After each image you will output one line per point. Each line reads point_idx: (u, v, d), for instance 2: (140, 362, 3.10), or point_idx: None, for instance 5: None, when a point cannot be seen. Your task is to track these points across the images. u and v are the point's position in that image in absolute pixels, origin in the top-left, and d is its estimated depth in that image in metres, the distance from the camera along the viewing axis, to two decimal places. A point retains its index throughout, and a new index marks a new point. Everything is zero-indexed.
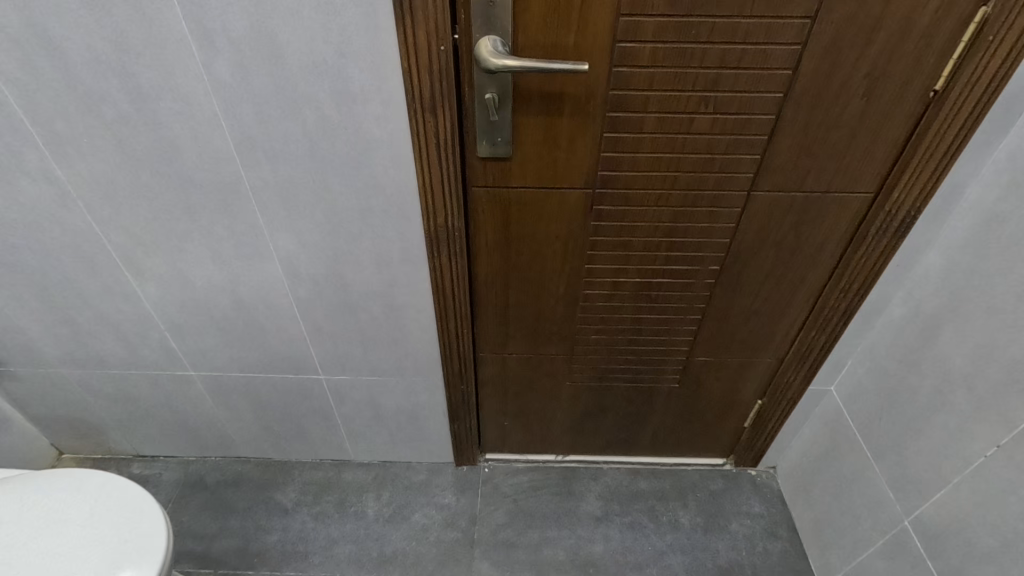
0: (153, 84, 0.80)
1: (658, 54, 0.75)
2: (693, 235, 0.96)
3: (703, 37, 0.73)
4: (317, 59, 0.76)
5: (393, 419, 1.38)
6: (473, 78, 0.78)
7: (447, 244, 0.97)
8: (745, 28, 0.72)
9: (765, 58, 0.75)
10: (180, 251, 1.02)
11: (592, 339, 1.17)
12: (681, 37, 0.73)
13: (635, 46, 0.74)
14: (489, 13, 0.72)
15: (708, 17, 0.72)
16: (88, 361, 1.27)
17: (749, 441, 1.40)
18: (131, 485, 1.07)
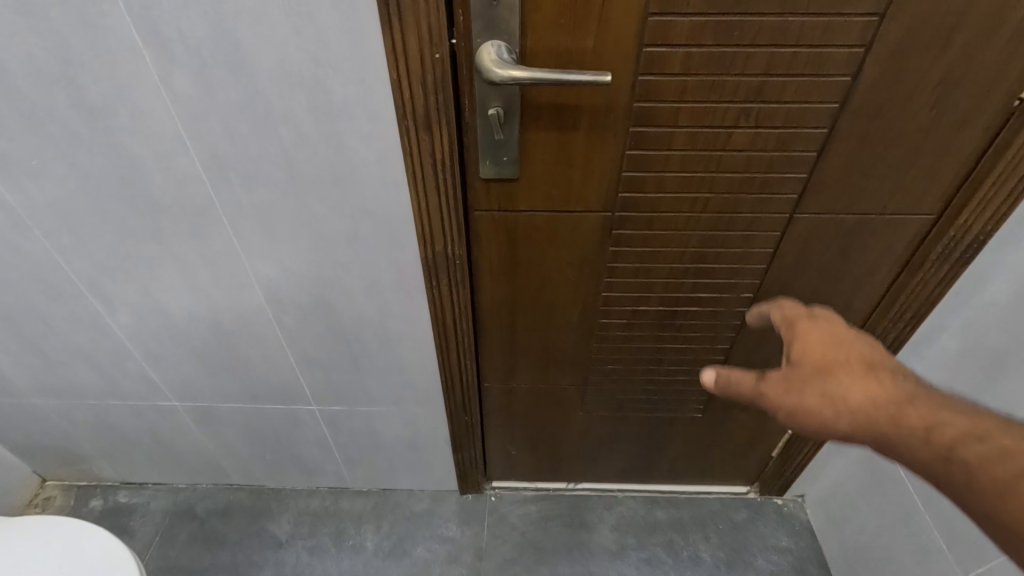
0: (104, 99, 0.69)
1: (694, 59, 0.63)
2: (725, 261, 0.85)
3: (746, 40, 0.62)
4: (291, 69, 0.65)
5: (393, 448, 1.28)
6: (475, 91, 0.66)
7: (447, 272, 0.86)
8: (800, 27, 0.60)
9: (821, 62, 0.63)
10: (152, 279, 0.92)
11: (609, 369, 1.06)
12: (720, 42, 0.62)
13: (665, 51, 0.63)
14: (491, 14, 0.60)
15: (755, 15, 0.60)
16: (63, 391, 1.18)
17: (775, 470, 1.30)
18: (91, 529, 0.97)
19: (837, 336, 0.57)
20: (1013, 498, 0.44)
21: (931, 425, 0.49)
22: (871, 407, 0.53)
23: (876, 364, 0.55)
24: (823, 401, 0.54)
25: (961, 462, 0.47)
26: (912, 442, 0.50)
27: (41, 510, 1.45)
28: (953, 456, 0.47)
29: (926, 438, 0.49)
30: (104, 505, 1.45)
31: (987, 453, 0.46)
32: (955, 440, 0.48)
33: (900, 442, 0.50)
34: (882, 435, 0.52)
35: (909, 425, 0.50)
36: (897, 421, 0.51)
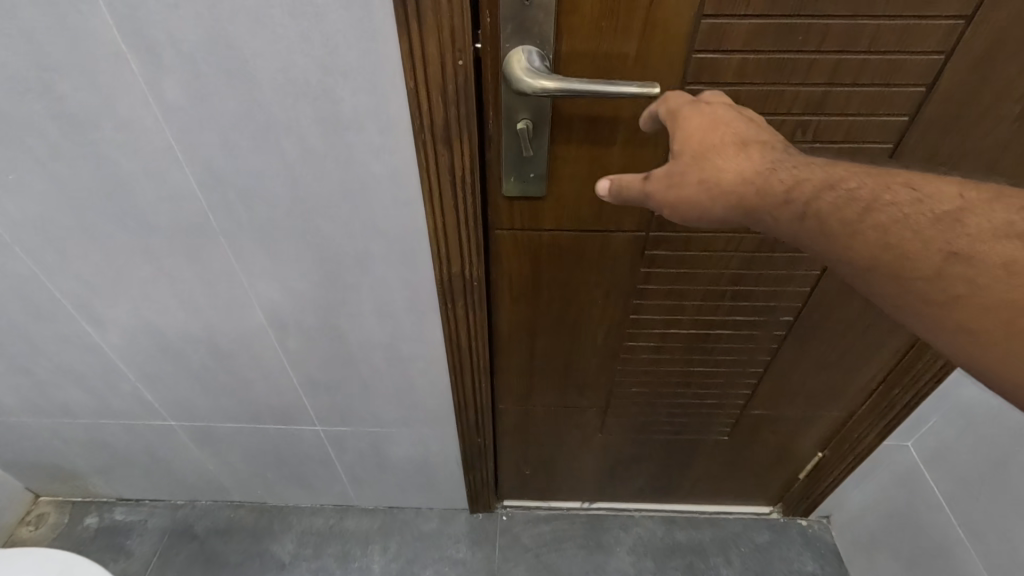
0: (87, 108, 0.61)
1: (750, 66, 0.56)
2: (766, 282, 0.79)
3: (811, 45, 0.54)
4: (295, 77, 0.58)
5: (401, 468, 1.22)
6: (501, 101, 0.59)
7: (463, 294, 0.79)
8: (873, 32, 0.53)
9: (892, 71, 0.56)
10: (144, 299, 0.85)
11: (632, 392, 1.00)
12: (781, 48, 0.55)
13: (718, 58, 0.55)
14: (523, 15, 0.53)
15: (824, 17, 0.53)
16: (54, 410, 1.11)
17: (801, 492, 1.24)
18: (84, 563, 0.92)
19: (712, 117, 0.51)
20: (860, 233, 0.45)
21: (795, 187, 0.47)
22: (744, 183, 0.49)
23: (745, 137, 0.50)
24: (702, 189, 0.50)
25: (817, 213, 0.47)
26: (775, 208, 0.48)
27: (34, 528, 1.39)
28: (814, 215, 0.47)
29: (789, 202, 0.47)
30: (99, 523, 1.39)
31: (839, 200, 0.46)
32: (812, 195, 0.47)
33: (768, 212, 0.49)
34: (752, 210, 0.49)
35: (774, 192, 0.48)
36: (764, 190, 0.48)
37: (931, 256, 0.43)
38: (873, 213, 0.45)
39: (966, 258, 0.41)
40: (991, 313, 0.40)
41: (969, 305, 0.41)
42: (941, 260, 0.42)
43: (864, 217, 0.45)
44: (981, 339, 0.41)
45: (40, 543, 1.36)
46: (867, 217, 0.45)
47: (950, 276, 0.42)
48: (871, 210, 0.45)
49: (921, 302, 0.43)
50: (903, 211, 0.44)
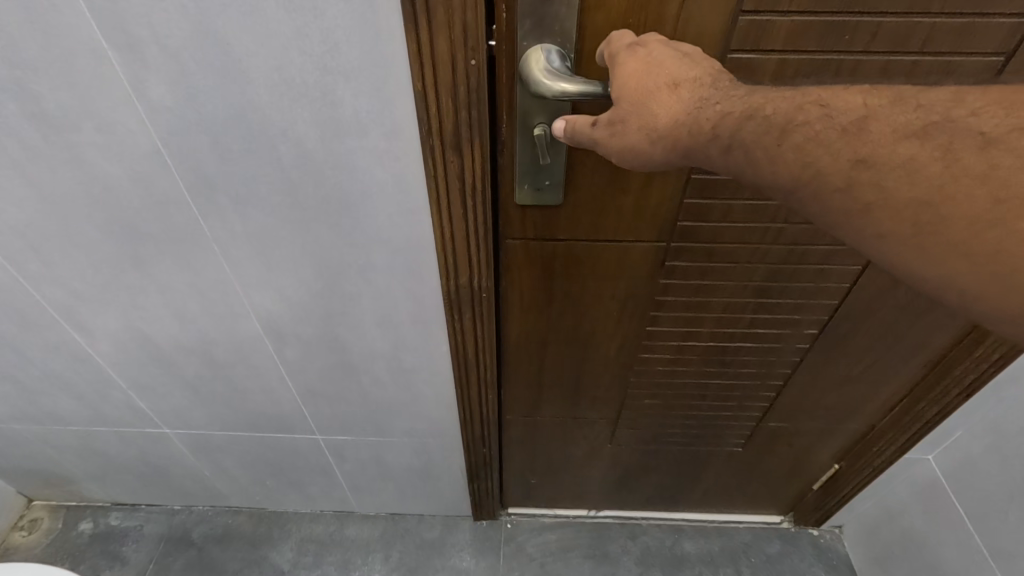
0: (66, 109, 0.57)
1: (790, 67, 0.51)
2: (791, 295, 0.75)
3: (858, 45, 0.50)
4: (290, 76, 0.53)
5: (403, 477, 1.18)
6: (516, 103, 0.55)
7: (471, 306, 0.75)
8: (928, 31, 0.48)
9: (946, 73, 0.51)
10: (135, 308, 0.81)
11: (645, 405, 0.96)
12: (824, 47, 0.50)
13: (756, 58, 0.51)
14: (544, 10, 0.48)
15: (874, 14, 0.48)
16: (44, 418, 1.07)
17: (815, 502, 1.21)
18: None
19: (645, 60, 0.45)
20: (779, 156, 0.40)
21: (720, 121, 0.42)
22: (675, 128, 0.44)
23: (679, 77, 0.44)
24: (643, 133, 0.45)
25: (740, 144, 0.42)
26: (706, 148, 0.44)
27: (27, 534, 1.35)
28: (740, 151, 0.42)
29: (715, 138, 0.43)
30: (94, 528, 1.36)
31: (764, 131, 0.40)
32: (736, 126, 0.41)
33: (699, 153, 0.44)
34: (686, 155, 0.45)
35: (701, 132, 0.43)
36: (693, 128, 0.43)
37: (839, 167, 0.38)
38: (790, 136, 0.39)
39: (874, 163, 0.37)
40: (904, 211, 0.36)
41: (882, 214, 0.37)
42: (850, 174, 0.38)
43: (782, 141, 0.40)
44: (897, 247, 0.37)
45: (33, 550, 1.32)
46: (787, 144, 0.40)
47: (861, 184, 0.37)
48: (788, 132, 0.40)
49: (839, 220, 0.39)
50: (818, 130, 0.39)
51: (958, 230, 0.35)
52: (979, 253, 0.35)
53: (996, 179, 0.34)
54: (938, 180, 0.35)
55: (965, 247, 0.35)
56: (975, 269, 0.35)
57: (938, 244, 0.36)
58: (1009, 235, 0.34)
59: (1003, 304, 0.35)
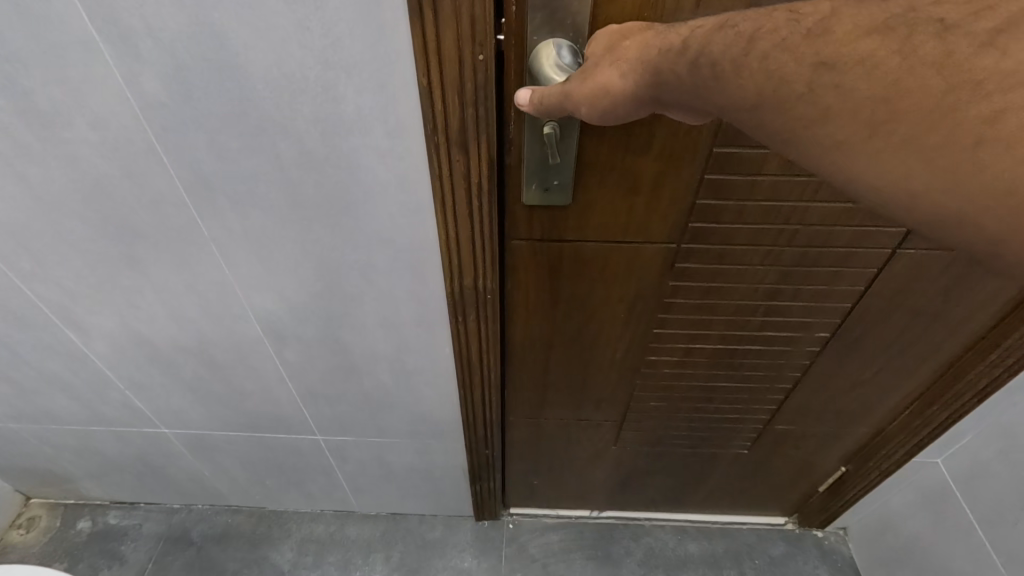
0: (58, 104, 0.55)
1: None
2: (804, 298, 0.73)
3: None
4: (289, 71, 0.51)
5: (405, 477, 1.17)
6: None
7: (476, 308, 0.73)
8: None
9: None
10: (131, 308, 0.79)
11: (651, 407, 0.95)
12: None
13: None
14: (555, 3, 0.46)
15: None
16: (40, 417, 1.06)
17: (819, 504, 1.20)
18: None
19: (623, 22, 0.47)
20: (742, 67, 0.35)
21: (690, 37, 0.38)
22: (646, 51, 0.41)
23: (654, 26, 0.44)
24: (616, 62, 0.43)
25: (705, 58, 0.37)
26: (672, 64, 0.39)
27: (25, 532, 1.34)
28: (708, 62, 0.37)
29: (685, 52, 0.38)
30: (93, 527, 1.35)
31: (731, 41, 0.36)
32: (705, 37, 0.37)
33: (667, 73, 0.39)
34: (653, 79, 0.40)
35: (669, 49, 0.39)
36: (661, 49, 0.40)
37: (800, 71, 0.33)
38: (756, 44, 0.35)
39: (837, 65, 0.32)
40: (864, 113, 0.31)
41: (837, 117, 0.32)
42: (812, 77, 0.32)
43: (748, 51, 0.35)
44: (847, 154, 0.32)
45: (31, 549, 1.31)
46: (754, 52, 0.35)
47: (821, 90, 0.32)
48: (755, 40, 0.35)
49: (796, 132, 0.34)
50: (783, 33, 0.34)
51: (910, 125, 0.30)
52: (932, 150, 0.29)
53: (956, 66, 0.29)
54: (895, 73, 0.30)
55: (915, 145, 0.30)
56: (927, 170, 0.30)
57: (890, 145, 0.30)
58: (962, 125, 0.28)
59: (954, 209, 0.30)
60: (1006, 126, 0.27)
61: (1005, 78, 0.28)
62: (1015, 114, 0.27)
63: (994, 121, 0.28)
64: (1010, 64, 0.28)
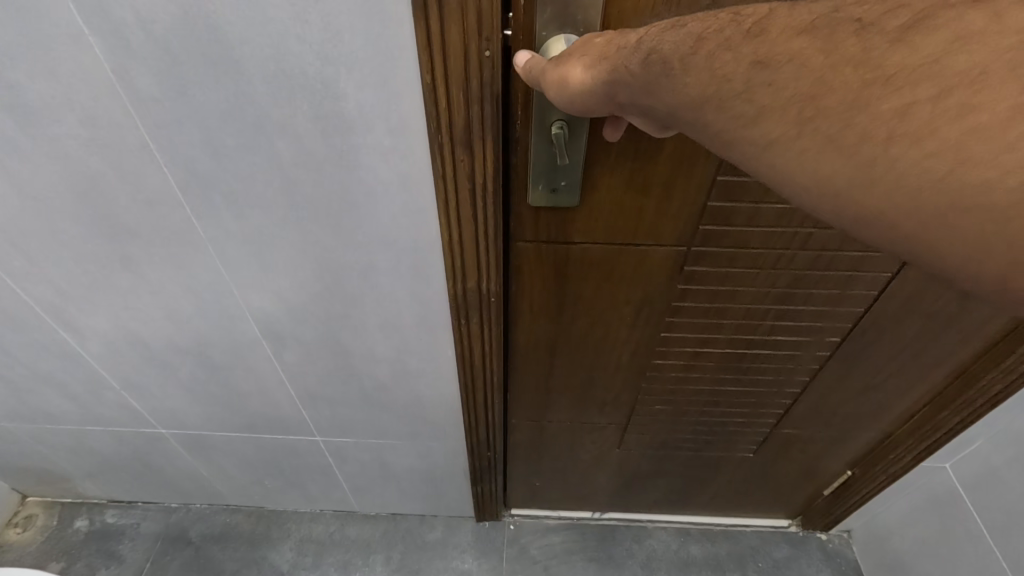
0: (47, 100, 0.52)
1: None
2: (816, 302, 0.72)
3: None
4: (287, 66, 0.49)
5: (405, 478, 1.15)
6: (531, 99, 0.51)
7: (478, 310, 0.71)
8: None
9: None
10: (127, 308, 0.78)
11: (656, 410, 0.93)
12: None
13: None
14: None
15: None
16: (36, 417, 1.04)
17: (824, 507, 1.19)
18: None
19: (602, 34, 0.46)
20: (690, 67, 0.35)
21: (643, 37, 0.38)
22: (603, 49, 0.41)
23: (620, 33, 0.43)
24: (572, 58, 0.42)
25: (657, 54, 0.36)
26: (625, 59, 0.38)
27: (22, 531, 1.33)
28: (658, 59, 0.36)
29: (638, 48, 0.38)
30: (90, 526, 1.33)
31: (680, 40, 0.35)
32: (658, 36, 0.37)
33: (621, 69, 0.38)
34: (608, 74, 0.39)
35: (625, 46, 0.39)
36: (618, 46, 0.40)
37: (737, 69, 0.33)
38: (704, 43, 0.34)
39: (768, 64, 0.32)
40: (790, 108, 0.31)
41: (769, 116, 0.32)
42: (747, 75, 0.32)
43: (697, 49, 0.34)
44: (777, 153, 0.32)
45: (28, 547, 1.30)
46: (701, 50, 0.34)
47: (758, 90, 0.32)
48: (703, 40, 0.34)
49: (734, 132, 0.34)
50: (727, 34, 0.34)
51: (831, 121, 0.29)
52: (851, 146, 0.29)
53: (870, 62, 0.28)
54: (817, 71, 0.30)
55: (836, 142, 0.29)
56: (848, 167, 0.29)
57: (815, 142, 0.30)
58: (877, 119, 0.28)
59: (873, 205, 0.29)
60: (915, 120, 0.27)
61: (912, 73, 0.27)
62: (923, 107, 0.27)
63: (905, 115, 0.27)
64: (917, 59, 0.27)
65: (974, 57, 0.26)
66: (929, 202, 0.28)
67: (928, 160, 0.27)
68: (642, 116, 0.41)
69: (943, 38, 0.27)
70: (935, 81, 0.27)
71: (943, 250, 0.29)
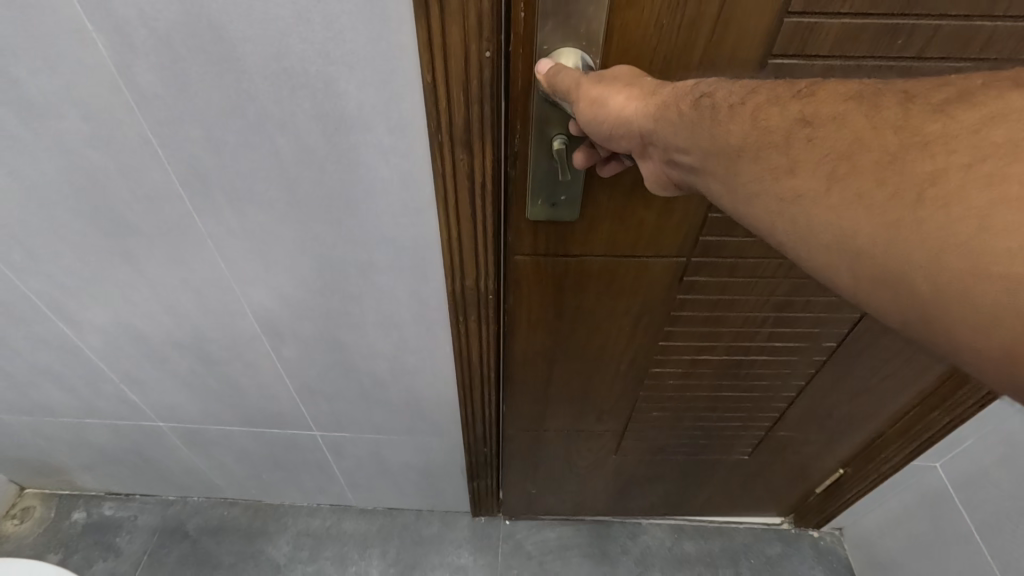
0: (47, 96, 0.53)
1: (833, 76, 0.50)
2: (814, 310, 0.72)
3: (912, 50, 0.48)
4: (289, 64, 0.49)
5: (402, 474, 1.16)
6: (531, 111, 0.51)
7: (476, 309, 0.72)
8: (989, 33, 0.47)
9: None
10: (127, 302, 0.78)
11: (653, 416, 0.94)
12: (875, 53, 0.49)
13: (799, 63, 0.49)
14: (569, 8, 0.45)
15: (933, 17, 0.46)
16: (34, 409, 1.04)
17: (817, 506, 1.20)
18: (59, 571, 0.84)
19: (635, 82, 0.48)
20: (735, 114, 0.35)
21: (695, 84, 0.40)
22: (651, 92, 0.42)
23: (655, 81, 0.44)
24: (617, 92, 0.42)
25: (707, 99, 0.38)
26: (678, 98, 0.39)
27: (19, 522, 1.33)
28: (708, 102, 0.37)
29: (691, 91, 0.39)
30: (87, 519, 1.34)
31: (732, 93, 0.37)
32: (711, 85, 0.39)
33: (670, 107, 0.39)
34: (653, 110, 0.40)
35: (678, 89, 0.40)
36: (668, 90, 0.41)
37: (782, 122, 0.33)
38: (755, 95, 0.36)
39: (816, 123, 0.32)
40: (827, 162, 0.31)
41: (801, 170, 0.32)
42: (789, 130, 0.33)
43: (745, 100, 0.36)
44: (803, 205, 0.31)
45: (26, 538, 1.31)
46: (750, 101, 0.36)
47: (796, 142, 0.32)
48: (752, 93, 0.36)
49: (765, 184, 0.33)
50: (778, 93, 0.35)
51: (864, 180, 0.29)
52: (880, 204, 0.28)
53: (910, 128, 0.29)
54: (857, 131, 0.31)
55: (866, 201, 0.29)
56: (880, 226, 0.28)
57: (847, 198, 0.29)
58: (910, 182, 0.28)
59: (892, 270, 0.28)
60: (949, 183, 0.27)
61: (950, 142, 0.28)
62: (956, 172, 0.27)
63: (938, 179, 0.27)
64: (958, 128, 0.28)
65: (1012, 132, 0.27)
66: (950, 268, 0.26)
67: (957, 224, 0.26)
68: (662, 163, 0.42)
69: (984, 113, 0.28)
70: (970, 150, 0.27)
71: (957, 328, 0.27)
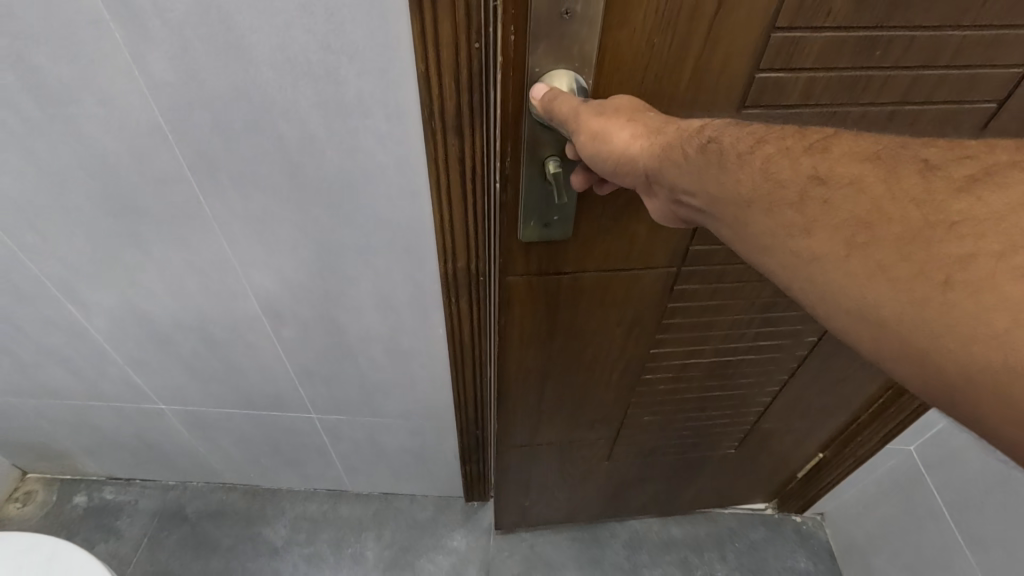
0: (64, 81, 0.56)
1: (815, 87, 0.53)
2: (796, 306, 0.76)
3: (890, 59, 0.52)
4: (292, 54, 0.53)
5: (398, 458, 1.19)
6: (521, 133, 0.52)
7: (466, 289, 0.76)
8: (957, 42, 0.51)
9: (969, 88, 0.54)
10: (133, 283, 0.81)
11: (645, 420, 0.97)
12: (856, 63, 0.52)
13: (785, 76, 0.51)
14: (562, 30, 0.45)
15: (909, 29, 0.50)
16: (40, 392, 1.07)
17: (798, 490, 1.24)
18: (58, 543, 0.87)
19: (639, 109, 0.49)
20: (746, 164, 0.37)
21: (704, 126, 0.42)
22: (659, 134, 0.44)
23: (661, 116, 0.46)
24: (624, 131, 0.45)
25: (714, 144, 0.39)
26: (686, 142, 0.41)
27: (21, 505, 1.36)
28: (716, 148, 0.39)
29: (698, 136, 0.41)
30: (89, 502, 1.37)
31: (740, 139, 0.39)
32: (721, 130, 0.41)
33: (677, 150, 0.41)
34: (661, 154, 0.42)
35: (686, 133, 0.42)
36: (675, 131, 0.43)
37: (797, 180, 0.35)
38: (764, 145, 0.38)
39: (830, 182, 0.34)
40: (845, 227, 0.32)
41: (817, 231, 0.33)
42: (804, 189, 0.35)
43: (754, 150, 0.38)
44: (820, 267, 0.33)
45: (28, 521, 1.34)
46: (759, 151, 0.37)
47: (812, 201, 0.34)
48: (762, 143, 0.38)
49: (779, 240, 0.35)
50: (787, 145, 0.37)
51: (888, 251, 0.31)
52: (905, 279, 0.30)
53: (932, 203, 0.31)
54: (879, 199, 0.32)
55: (888, 271, 0.30)
56: (900, 302, 0.30)
57: (869, 266, 0.31)
58: (935, 260, 0.29)
59: (917, 343, 0.29)
60: (978, 270, 0.28)
61: (978, 225, 0.29)
62: (985, 258, 0.28)
63: (966, 264, 0.28)
64: (984, 211, 0.29)
65: None
66: (978, 352, 0.27)
67: (986, 314, 0.27)
68: (668, 202, 0.45)
69: (1011, 198, 0.29)
70: (1000, 237, 0.28)
71: (982, 410, 0.28)
